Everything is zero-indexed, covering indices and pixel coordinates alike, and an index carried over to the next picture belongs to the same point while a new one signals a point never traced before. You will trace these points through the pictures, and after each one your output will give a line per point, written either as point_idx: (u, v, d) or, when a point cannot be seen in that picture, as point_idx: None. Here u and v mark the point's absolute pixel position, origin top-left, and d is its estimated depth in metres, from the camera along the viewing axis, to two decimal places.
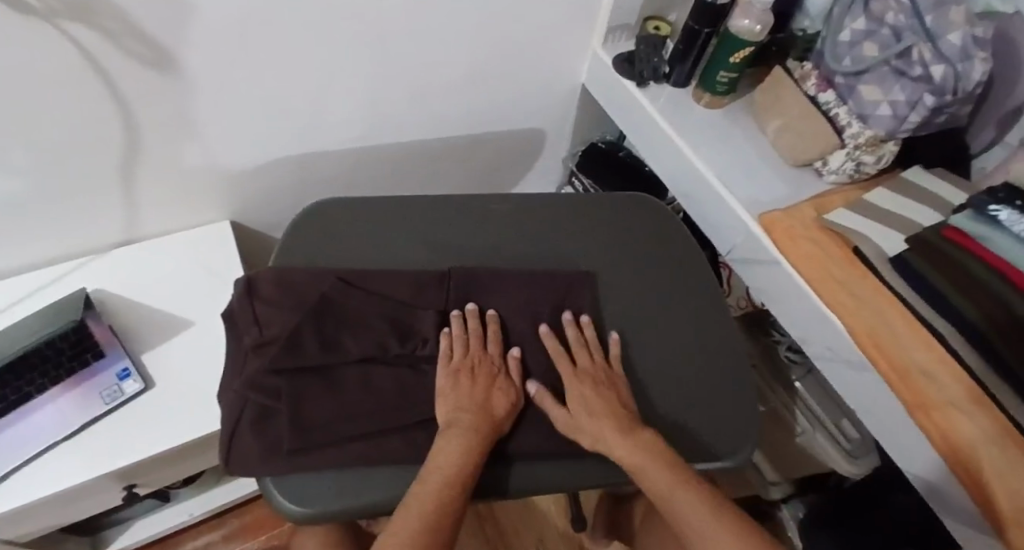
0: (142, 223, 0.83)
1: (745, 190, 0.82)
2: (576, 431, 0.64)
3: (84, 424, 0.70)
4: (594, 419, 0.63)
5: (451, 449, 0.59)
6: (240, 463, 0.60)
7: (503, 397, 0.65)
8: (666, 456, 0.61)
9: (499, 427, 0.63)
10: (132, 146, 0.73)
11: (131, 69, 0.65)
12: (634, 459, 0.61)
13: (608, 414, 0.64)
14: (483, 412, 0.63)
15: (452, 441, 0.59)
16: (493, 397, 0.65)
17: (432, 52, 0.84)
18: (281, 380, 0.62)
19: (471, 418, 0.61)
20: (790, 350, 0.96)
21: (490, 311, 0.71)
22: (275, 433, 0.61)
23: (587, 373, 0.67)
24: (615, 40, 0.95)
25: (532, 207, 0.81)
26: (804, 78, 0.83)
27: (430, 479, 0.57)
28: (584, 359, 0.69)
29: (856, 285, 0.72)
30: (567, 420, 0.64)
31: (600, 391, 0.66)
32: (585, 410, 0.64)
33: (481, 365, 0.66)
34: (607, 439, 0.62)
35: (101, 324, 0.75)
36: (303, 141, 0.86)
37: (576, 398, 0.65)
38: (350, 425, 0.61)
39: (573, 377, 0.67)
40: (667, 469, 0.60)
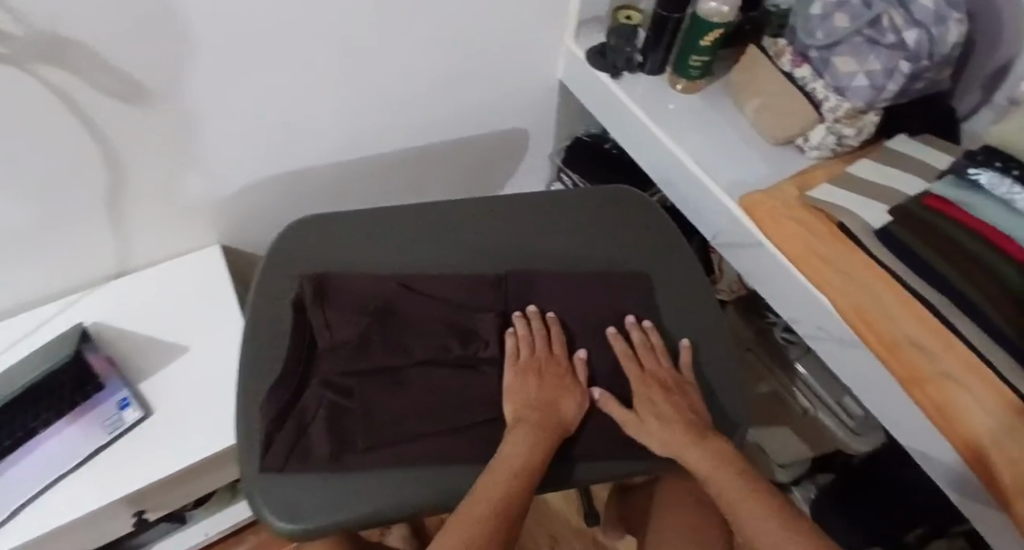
0: (133, 253, 0.85)
1: (726, 172, 0.81)
2: (641, 433, 0.64)
3: (89, 454, 0.72)
4: (663, 425, 0.63)
5: (522, 443, 0.60)
6: (307, 457, 0.60)
7: (569, 394, 0.65)
8: (738, 469, 0.61)
9: (566, 426, 0.63)
10: (115, 178, 0.74)
11: (106, 104, 0.66)
12: (702, 464, 0.61)
13: (677, 420, 0.64)
14: (551, 406, 0.63)
15: (523, 436, 0.60)
16: (563, 396, 0.65)
17: (404, 61, 0.84)
18: (352, 380, 0.64)
19: (541, 416, 0.62)
20: (785, 332, 0.97)
21: (551, 313, 0.70)
22: (346, 431, 0.62)
23: (654, 377, 0.67)
24: (588, 33, 0.94)
25: (555, 202, 0.82)
26: (779, 55, 0.81)
27: (501, 472, 0.58)
28: (651, 363, 0.68)
29: (841, 261, 0.70)
30: (635, 423, 0.64)
31: (670, 397, 0.66)
32: (653, 414, 0.64)
33: (549, 364, 0.66)
34: (677, 443, 0.62)
35: (99, 355, 0.77)
36: (286, 161, 0.87)
37: (643, 401, 0.65)
38: (414, 423, 0.62)
39: (642, 380, 0.67)
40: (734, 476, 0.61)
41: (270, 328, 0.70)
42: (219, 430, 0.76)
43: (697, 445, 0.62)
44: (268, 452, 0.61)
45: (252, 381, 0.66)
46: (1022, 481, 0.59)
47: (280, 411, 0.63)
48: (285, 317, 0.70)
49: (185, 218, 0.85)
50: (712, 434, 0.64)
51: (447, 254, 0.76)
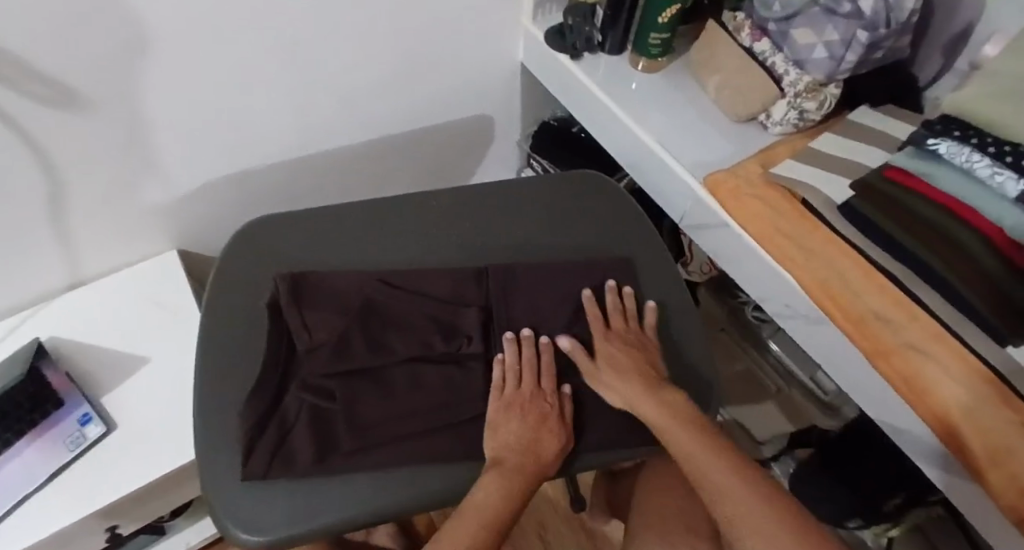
0: (88, 263, 0.83)
1: (689, 152, 0.80)
2: (599, 383, 0.65)
3: (52, 473, 0.70)
4: (621, 374, 0.64)
5: (495, 490, 0.58)
6: (290, 464, 0.59)
7: (552, 438, 0.62)
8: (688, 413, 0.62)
9: (544, 469, 0.61)
10: (59, 187, 0.72)
11: (39, 113, 0.64)
12: (653, 414, 0.62)
13: (634, 369, 0.65)
14: (532, 450, 0.61)
15: (497, 480, 0.58)
16: (546, 438, 0.62)
17: (353, 52, 0.81)
18: (333, 382, 0.63)
19: (522, 458, 0.60)
20: (757, 311, 0.99)
21: (545, 338, 0.67)
22: (330, 433, 0.61)
23: (619, 335, 0.68)
24: (546, 14, 0.93)
25: (525, 193, 0.79)
26: (738, 30, 0.81)
27: (469, 518, 0.56)
28: (618, 323, 0.68)
29: (803, 236, 0.70)
30: (594, 372, 0.65)
31: (631, 351, 0.66)
32: (613, 368, 0.65)
33: (533, 396, 0.63)
34: (631, 390, 0.63)
35: (57, 371, 0.75)
36: (240, 159, 0.85)
37: (605, 356, 0.66)
38: (402, 423, 0.61)
39: (605, 339, 0.67)
40: (684, 425, 0.61)
41: (248, 332, 0.68)
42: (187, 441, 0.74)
43: (651, 392, 0.63)
44: (249, 458, 0.59)
45: (229, 388, 0.65)
46: (991, 450, 0.59)
47: (261, 417, 0.61)
48: (263, 320, 0.69)
49: (136, 226, 0.83)
50: (668, 386, 0.64)
51: (418, 246, 0.74)
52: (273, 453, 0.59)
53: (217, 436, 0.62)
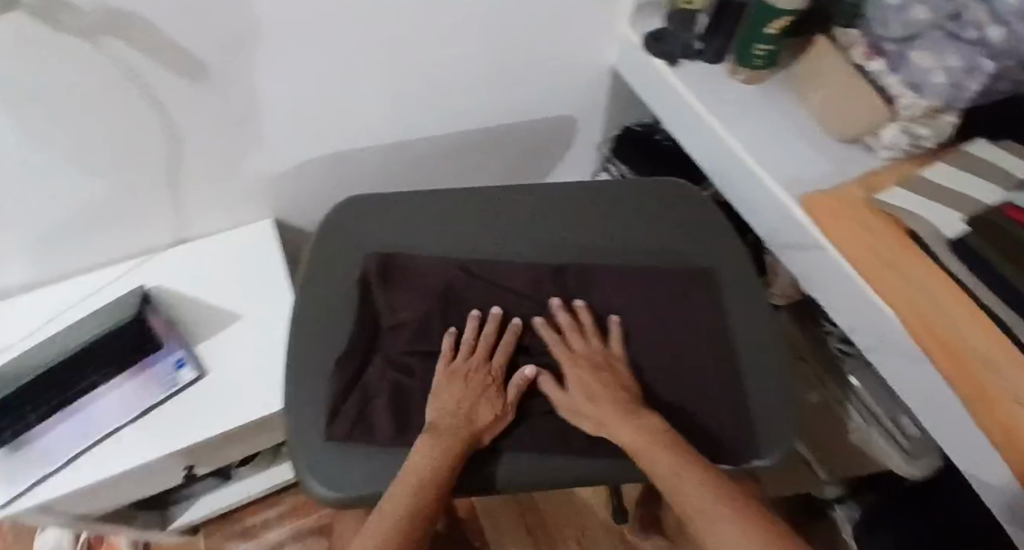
0: (193, 224, 0.89)
1: (785, 167, 0.77)
2: (574, 416, 0.62)
3: (146, 408, 0.76)
4: (594, 404, 0.61)
5: (431, 455, 0.57)
6: (369, 433, 0.61)
7: (481, 409, 0.61)
8: (672, 442, 0.57)
9: (479, 439, 0.60)
10: (178, 149, 0.78)
11: (169, 79, 0.69)
12: (630, 442, 0.58)
13: (608, 397, 0.61)
14: (469, 415, 0.60)
15: (430, 446, 0.57)
16: (485, 404, 0.62)
17: (453, 44, 0.84)
18: (414, 359, 0.66)
19: (455, 423, 0.60)
20: (842, 342, 0.89)
21: (516, 318, 0.68)
22: (407, 409, 0.63)
23: (584, 357, 0.65)
24: (643, 17, 0.89)
25: (612, 192, 0.78)
26: (850, 46, 0.77)
27: (409, 478, 0.55)
28: (580, 344, 0.65)
29: (906, 267, 0.67)
30: (569, 404, 0.62)
31: (599, 374, 0.63)
32: (585, 394, 0.62)
33: (472, 367, 0.64)
34: (608, 420, 0.60)
35: (159, 317, 0.82)
36: (333, 138, 0.88)
37: (576, 382, 0.63)
38: None
39: (572, 361, 0.64)
40: (663, 452, 0.56)
41: (333, 303, 0.71)
42: (261, 396, 0.78)
43: (629, 420, 0.59)
44: (334, 421, 0.62)
45: (310, 354, 0.68)
46: None
47: (344, 387, 0.64)
48: (349, 294, 0.72)
49: (234, 194, 0.88)
50: (647, 410, 0.60)
51: (495, 237, 0.75)
52: (353, 423, 0.62)
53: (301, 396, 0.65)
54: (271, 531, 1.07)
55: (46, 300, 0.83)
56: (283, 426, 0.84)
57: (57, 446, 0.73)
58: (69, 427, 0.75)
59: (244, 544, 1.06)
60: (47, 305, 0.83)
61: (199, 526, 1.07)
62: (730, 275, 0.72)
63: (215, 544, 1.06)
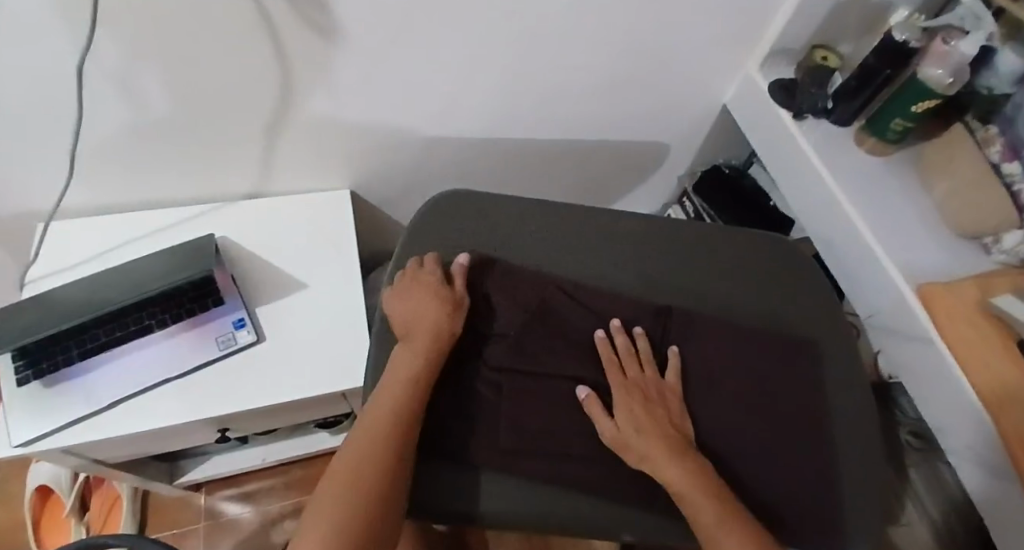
0: (272, 178, 0.85)
1: (899, 248, 0.76)
2: (620, 446, 0.60)
3: (197, 365, 0.73)
4: (641, 436, 0.59)
5: (400, 368, 0.62)
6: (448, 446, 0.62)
7: (438, 305, 0.64)
8: (715, 487, 0.57)
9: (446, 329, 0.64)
10: (284, 102, 0.73)
11: (301, 31, 0.64)
12: (675, 483, 0.57)
13: (656, 433, 0.59)
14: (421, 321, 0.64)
15: (398, 359, 0.62)
16: (442, 305, 0.64)
17: (584, 53, 0.80)
18: (502, 376, 0.64)
19: (421, 327, 0.63)
20: (912, 434, 0.88)
21: (597, 331, 0.66)
22: (490, 426, 0.62)
23: (638, 386, 0.63)
24: (774, 65, 0.88)
25: (724, 238, 0.75)
26: (986, 142, 0.75)
27: (384, 397, 0.60)
28: (634, 371, 0.63)
29: (1014, 384, 0.65)
30: (613, 433, 0.60)
31: (649, 406, 0.61)
32: (633, 425, 0.60)
33: (422, 275, 0.67)
34: (653, 456, 0.58)
35: (224, 271, 0.76)
36: (435, 119, 0.84)
37: (624, 412, 0.61)
38: (558, 439, 0.62)
39: (622, 389, 0.62)
40: (706, 497, 0.56)
41: None
42: (320, 374, 0.74)
43: (677, 460, 0.58)
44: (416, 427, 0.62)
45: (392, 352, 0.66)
46: None
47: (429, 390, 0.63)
48: None
49: (322, 157, 0.84)
50: (692, 451, 0.59)
51: (598, 264, 0.72)
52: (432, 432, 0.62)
53: None
54: (271, 500, 1.03)
55: (109, 229, 0.80)
56: (331, 404, 0.80)
57: (102, 386, 0.70)
58: (115, 369, 0.71)
59: (242, 508, 1.02)
60: (107, 234, 0.79)
61: (201, 482, 1.03)
62: (833, 352, 0.69)
63: (213, 503, 1.02)
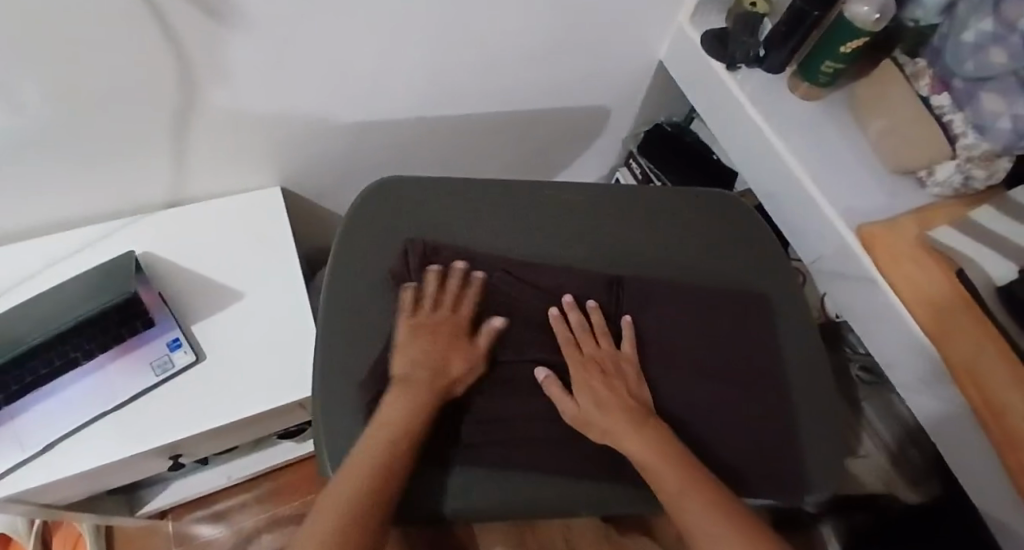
0: (196, 182, 0.80)
1: (838, 193, 0.77)
2: (583, 424, 0.58)
3: (135, 394, 0.69)
4: (603, 412, 0.58)
5: (387, 418, 0.56)
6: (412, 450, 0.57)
7: (462, 355, 0.61)
8: (678, 454, 0.56)
9: (453, 385, 0.59)
10: (190, 97, 0.68)
11: (196, 19, 0.59)
12: (638, 454, 0.56)
13: (618, 407, 0.58)
14: (440, 371, 0.60)
15: (398, 396, 0.57)
16: (452, 357, 0.61)
17: (512, 19, 0.77)
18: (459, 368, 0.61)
19: (423, 375, 0.59)
20: (863, 370, 0.91)
21: (553, 310, 0.64)
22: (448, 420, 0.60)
23: (596, 362, 0.62)
24: (705, 15, 0.88)
25: (665, 198, 0.74)
26: (917, 76, 0.77)
27: (375, 437, 0.55)
28: (590, 345, 0.62)
29: (955, 313, 0.68)
30: (574, 411, 0.59)
31: (609, 381, 0.60)
32: (593, 402, 0.59)
33: (444, 316, 0.63)
34: (617, 432, 0.57)
35: (150, 290, 0.72)
36: (363, 103, 0.80)
37: (584, 388, 0.60)
38: (521, 426, 0.60)
39: (579, 366, 0.61)
40: (672, 466, 0.55)
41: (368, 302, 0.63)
42: (273, 386, 0.72)
43: (638, 432, 0.57)
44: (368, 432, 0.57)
45: (340, 356, 0.60)
46: None
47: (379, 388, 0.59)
48: (388, 292, 0.64)
49: (245, 151, 0.79)
50: (652, 419, 0.59)
51: (543, 239, 0.69)
52: None
53: (334, 398, 0.59)
54: (246, 516, 1.02)
55: (11, 254, 0.73)
56: (290, 416, 0.78)
57: (34, 429, 0.66)
58: (45, 410, 0.67)
59: (215, 529, 1.00)
60: (11, 261, 0.72)
61: (167, 510, 1.00)
62: (782, 303, 0.70)
63: (184, 528, 1.00)
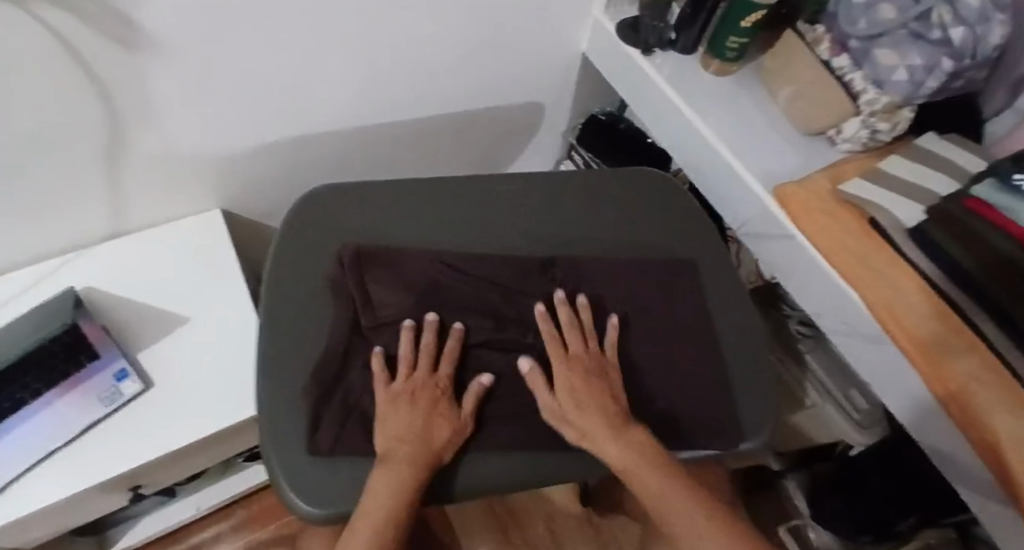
0: (132, 214, 0.81)
1: (756, 159, 0.81)
2: (558, 420, 0.60)
3: (85, 428, 0.69)
4: (581, 413, 0.59)
5: (373, 502, 0.53)
6: (355, 443, 0.57)
7: (445, 421, 0.58)
8: (655, 455, 0.58)
9: (440, 457, 0.57)
10: (116, 132, 0.69)
11: (111, 53, 0.60)
12: (612, 456, 0.58)
13: (596, 410, 0.59)
14: (425, 444, 0.56)
15: (381, 476, 0.54)
16: (436, 424, 0.58)
17: (431, 23, 0.79)
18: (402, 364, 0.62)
19: (410, 450, 0.55)
20: (801, 324, 0.98)
21: (541, 306, 0.65)
22: None
23: (579, 361, 0.63)
24: (618, 6, 0.92)
25: (591, 180, 0.76)
26: (816, 42, 0.80)
27: (363, 524, 0.52)
28: (576, 347, 0.63)
29: (873, 258, 0.71)
30: (552, 408, 0.60)
31: (589, 380, 0.61)
32: (572, 401, 0.60)
33: (424, 381, 0.60)
34: (593, 435, 0.59)
35: (92, 323, 0.73)
36: (294, 120, 0.81)
37: (565, 388, 0.60)
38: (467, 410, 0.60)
39: (564, 366, 0.62)
40: (649, 467, 0.57)
41: (308, 304, 0.65)
42: (227, 404, 0.73)
43: (613, 433, 0.59)
44: (315, 433, 0.57)
45: (279, 352, 0.62)
46: None
47: (323, 390, 0.59)
48: (326, 298, 0.65)
49: (179, 179, 0.80)
50: (630, 423, 0.60)
51: (478, 231, 0.71)
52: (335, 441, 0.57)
53: (279, 404, 0.59)
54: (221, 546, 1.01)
55: None
56: (249, 434, 0.78)
57: None
58: None
59: None
60: None
61: None
62: (708, 267, 0.74)
63: None
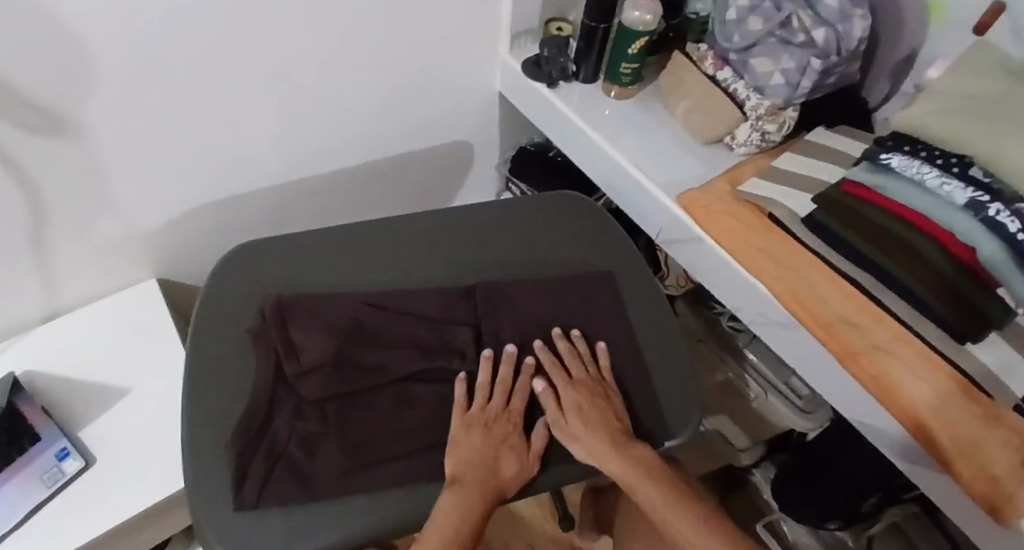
0: (68, 293, 0.83)
1: (661, 171, 0.86)
2: (568, 436, 0.63)
3: (27, 511, 0.69)
4: (588, 428, 0.63)
5: (445, 522, 0.56)
6: (280, 494, 0.58)
7: (516, 455, 0.63)
8: (656, 469, 0.61)
9: (508, 484, 0.61)
10: (40, 214, 0.71)
11: (24, 137, 0.63)
12: (616, 469, 0.61)
13: (601, 427, 0.63)
14: (496, 476, 0.61)
15: (451, 498, 0.58)
16: (504, 455, 0.62)
17: (340, 77, 0.84)
18: (327, 406, 0.63)
19: (479, 477, 0.60)
20: (732, 321, 1.05)
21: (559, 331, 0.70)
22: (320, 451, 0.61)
23: (585, 384, 0.67)
24: (522, 45, 0.98)
25: (504, 209, 0.80)
26: (701, 59, 0.86)
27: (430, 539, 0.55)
28: (578, 370, 0.67)
29: (773, 248, 0.75)
30: (558, 421, 0.64)
31: (595, 399, 0.65)
32: (579, 416, 0.64)
33: (490, 413, 0.64)
34: (598, 451, 0.62)
35: (32, 405, 0.73)
36: (219, 183, 0.85)
37: (574, 406, 0.64)
38: (397, 442, 0.62)
39: (575, 387, 0.66)
40: (655, 485, 0.60)
41: (235, 359, 0.67)
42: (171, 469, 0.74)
43: (617, 449, 0.62)
44: (241, 485, 0.58)
45: (205, 409, 0.64)
46: (958, 440, 0.63)
47: (247, 442, 0.60)
48: (250, 351, 0.67)
49: (111, 253, 0.82)
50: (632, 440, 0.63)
51: (402, 267, 0.75)
52: (258, 490, 0.58)
53: (205, 461, 0.61)
54: None
55: None
56: None
57: None
58: None
59: None
60: None
61: None
62: (626, 276, 0.78)
63: None
